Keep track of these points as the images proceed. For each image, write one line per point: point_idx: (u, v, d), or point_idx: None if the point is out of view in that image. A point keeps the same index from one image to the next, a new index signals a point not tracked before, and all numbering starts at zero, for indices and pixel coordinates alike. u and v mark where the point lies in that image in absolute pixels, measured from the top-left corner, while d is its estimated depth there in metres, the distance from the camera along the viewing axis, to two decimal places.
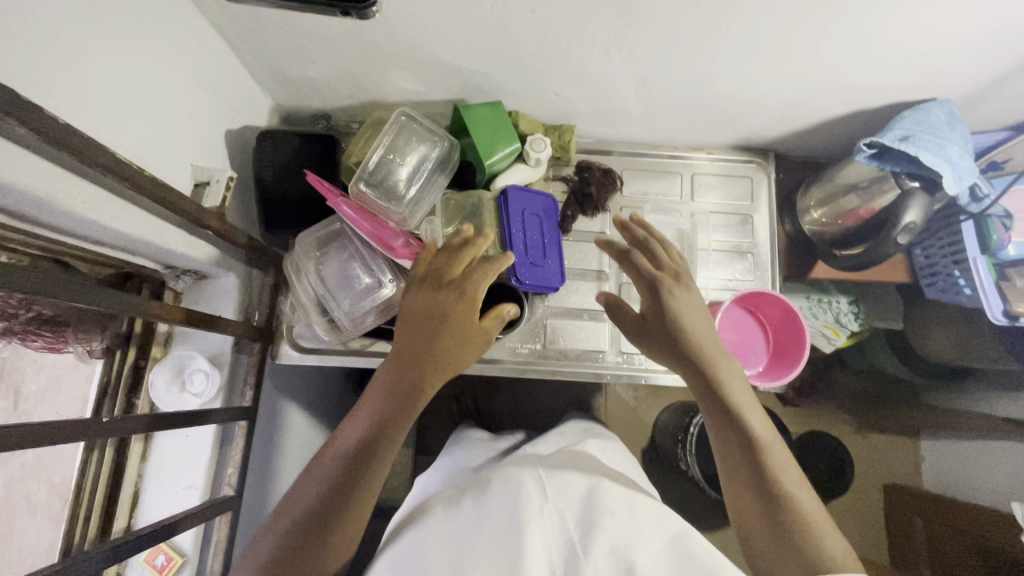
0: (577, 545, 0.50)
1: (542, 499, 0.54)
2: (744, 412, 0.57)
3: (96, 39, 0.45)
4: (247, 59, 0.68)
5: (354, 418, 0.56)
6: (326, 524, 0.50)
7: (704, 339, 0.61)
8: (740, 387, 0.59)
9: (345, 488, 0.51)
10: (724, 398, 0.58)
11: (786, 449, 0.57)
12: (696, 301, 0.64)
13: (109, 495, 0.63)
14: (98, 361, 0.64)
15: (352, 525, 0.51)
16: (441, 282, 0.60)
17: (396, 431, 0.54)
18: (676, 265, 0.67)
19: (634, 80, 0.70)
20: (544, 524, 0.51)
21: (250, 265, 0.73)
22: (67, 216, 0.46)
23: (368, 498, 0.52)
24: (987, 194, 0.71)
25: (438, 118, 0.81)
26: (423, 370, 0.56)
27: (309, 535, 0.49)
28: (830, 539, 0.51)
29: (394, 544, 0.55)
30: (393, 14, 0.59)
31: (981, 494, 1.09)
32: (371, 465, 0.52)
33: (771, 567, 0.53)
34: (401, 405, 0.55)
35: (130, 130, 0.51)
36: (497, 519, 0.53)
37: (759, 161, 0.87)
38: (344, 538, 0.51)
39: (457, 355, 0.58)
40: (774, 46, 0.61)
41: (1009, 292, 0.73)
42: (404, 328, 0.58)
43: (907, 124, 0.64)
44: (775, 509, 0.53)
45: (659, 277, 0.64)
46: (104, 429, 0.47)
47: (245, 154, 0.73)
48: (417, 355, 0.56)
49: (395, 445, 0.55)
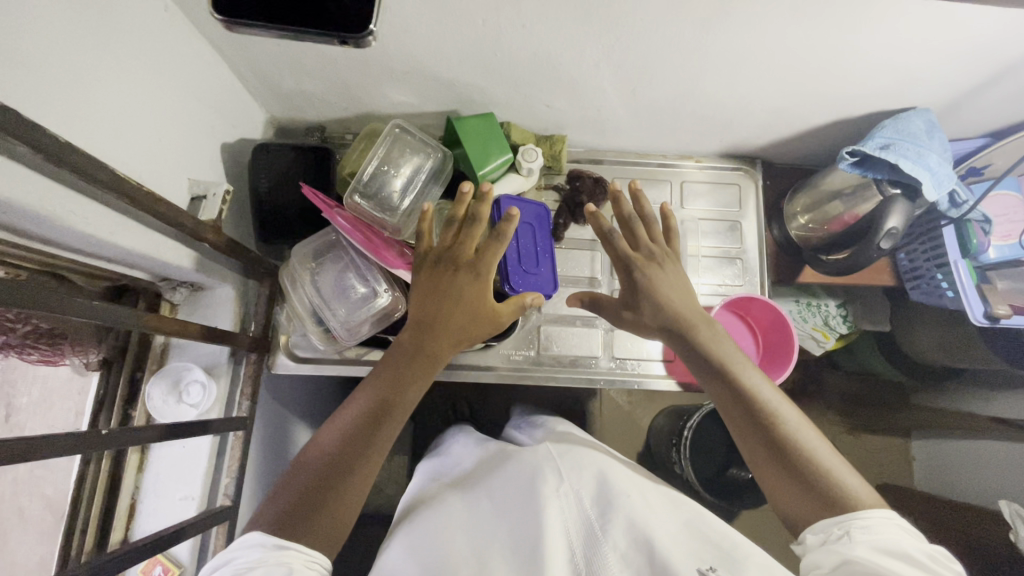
0: (595, 523, 0.51)
1: (559, 480, 0.56)
2: (736, 370, 0.61)
3: (94, 58, 0.46)
4: (243, 73, 0.69)
5: (368, 384, 0.61)
6: (340, 474, 0.54)
7: (685, 311, 0.66)
8: (728, 349, 0.64)
9: (358, 442, 0.56)
10: (713, 359, 0.62)
11: (786, 399, 0.60)
12: (672, 278, 0.67)
13: (106, 507, 0.64)
14: (93, 374, 0.65)
15: (362, 478, 0.56)
16: (455, 262, 0.64)
17: (408, 393, 0.60)
18: (658, 243, 0.69)
19: (623, 92, 0.71)
20: (562, 503, 0.53)
21: (246, 276, 0.73)
22: (65, 231, 0.46)
23: (380, 452, 0.57)
24: (966, 200, 0.73)
25: (432, 129, 0.82)
26: (433, 337, 0.62)
27: (324, 485, 0.54)
28: (841, 475, 0.53)
29: (412, 528, 0.56)
30: (387, 30, 0.60)
31: (971, 492, 1.11)
32: (385, 422, 0.58)
33: (800, 513, 0.54)
34: (409, 366, 0.60)
35: (128, 145, 0.51)
36: (518, 505, 0.54)
37: (747, 168, 0.89)
38: (354, 491, 0.55)
39: (461, 325, 0.63)
40: (758, 59, 0.62)
41: (990, 295, 0.75)
42: (415, 300, 0.63)
43: (888, 132, 0.66)
44: (783, 452, 0.55)
45: (634, 259, 0.68)
46: (101, 442, 0.48)
47: (241, 166, 0.74)
48: (427, 324, 0.62)
49: (407, 406, 0.60)
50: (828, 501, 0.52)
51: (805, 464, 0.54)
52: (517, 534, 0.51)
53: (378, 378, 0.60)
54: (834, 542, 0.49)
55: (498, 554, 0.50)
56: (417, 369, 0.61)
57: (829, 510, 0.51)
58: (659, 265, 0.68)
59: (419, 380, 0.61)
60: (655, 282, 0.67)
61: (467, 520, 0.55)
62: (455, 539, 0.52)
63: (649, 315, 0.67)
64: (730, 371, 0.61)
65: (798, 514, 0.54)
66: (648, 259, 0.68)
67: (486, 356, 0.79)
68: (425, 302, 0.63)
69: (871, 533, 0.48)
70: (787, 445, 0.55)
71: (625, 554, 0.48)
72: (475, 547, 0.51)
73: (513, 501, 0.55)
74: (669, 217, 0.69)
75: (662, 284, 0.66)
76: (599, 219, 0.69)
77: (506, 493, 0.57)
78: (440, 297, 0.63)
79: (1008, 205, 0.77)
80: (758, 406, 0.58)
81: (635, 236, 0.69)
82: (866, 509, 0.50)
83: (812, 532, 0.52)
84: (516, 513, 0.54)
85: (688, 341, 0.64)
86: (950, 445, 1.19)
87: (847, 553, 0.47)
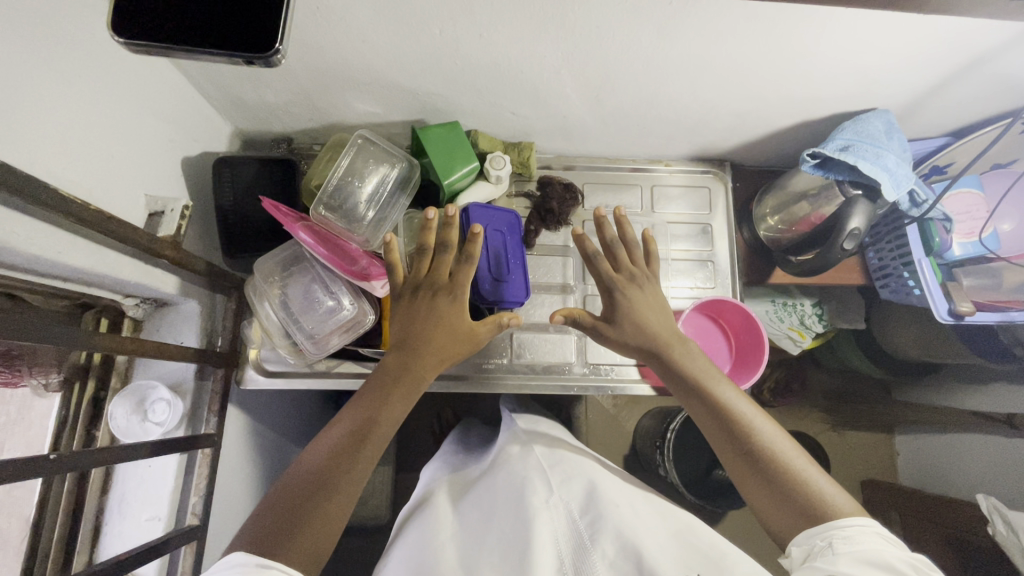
0: (584, 535, 0.49)
1: (548, 492, 0.54)
2: (715, 386, 0.61)
3: (38, 76, 0.45)
4: (204, 87, 0.68)
5: (349, 406, 0.60)
6: (322, 493, 0.53)
7: (663, 328, 0.66)
8: (706, 365, 0.64)
9: (339, 461, 0.55)
10: (692, 376, 0.63)
11: (766, 414, 0.60)
12: (650, 298, 0.68)
13: (69, 531, 0.62)
14: (54, 395, 0.62)
15: (345, 496, 0.54)
16: (433, 287, 0.64)
17: (390, 414, 0.59)
18: (636, 265, 0.70)
19: (587, 97, 0.71)
20: (551, 515, 0.51)
21: (213, 291, 0.73)
22: (9, 252, 0.45)
23: (363, 471, 0.56)
24: (926, 199, 0.74)
25: (398, 138, 0.82)
26: (413, 356, 0.62)
27: (305, 505, 0.52)
28: (823, 487, 0.53)
29: (398, 549, 0.54)
30: (344, 41, 0.60)
31: (956, 486, 1.11)
32: (367, 442, 0.57)
33: (782, 530, 0.53)
34: (393, 385, 0.60)
35: (77, 163, 0.50)
36: (505, 515, 0.52)
37: (717, 170, 0.90)
38: (336, 508, 0.53)
39: (443, 346, 0.63)
40: (718, 63, 0.63)
41: (954, 292, 0.76)
42: (399, 322, 0.64)
43: (847, 134, 0.67)
44: (765, 465, 0.55)
45: (613, 279, 0.68)
46: (59, 466, 0.46)
47: (203, 180, 0.74)
48: (405, 344, 0.62)
49: (390, 425, 0.59)
50: (811, 512, 0.51)
51: (785, 477, 0.54)
52: (504, 543, 0.49)
53: (358, 400, 0.60)
54: (817, 555, 0.48)
55: (485, 563, 0.48)
56: (398, 388, 0.60)
57: (813, 521, 0.51)
58: (639, 288, 0.68)
59: (402, 398, 0.60)
60: (634, 305, 0.67)
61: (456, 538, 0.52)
62: (442, 551, 0.49)
63: (628, 334, 0.66)
64: (707, 388, 0.61)
65: (782, 528, 0.53)
66: (628, 280, 0.69)
67: (458, 365, 0.79)
68: (406, 325, 0.63)
69: (852, 543, 0.47)
70: (768, 457, 0.55)
71: (613, 561, 0.46)
72: (462, 560, 0.49)
73: (501, 513, 0.53)
74: (650, 242, 0.71)
75: (641, 306, 0.67)
76: (585, 242, 0.69)
77: (493, 508, 0.55)
78: (418, 320, 0.63)
79: (972, 202, 0.78)
80: (736, 422, 0.58)
81: (615, 258, 0.70)
82: (844, 518, 0.50)
83: (795, 545, 0.51)
84: (501, 528, 0.51)
85: (665, 360, 0.65)
86: (932, 439, 1.20)
87: (826, 565, 0.45)
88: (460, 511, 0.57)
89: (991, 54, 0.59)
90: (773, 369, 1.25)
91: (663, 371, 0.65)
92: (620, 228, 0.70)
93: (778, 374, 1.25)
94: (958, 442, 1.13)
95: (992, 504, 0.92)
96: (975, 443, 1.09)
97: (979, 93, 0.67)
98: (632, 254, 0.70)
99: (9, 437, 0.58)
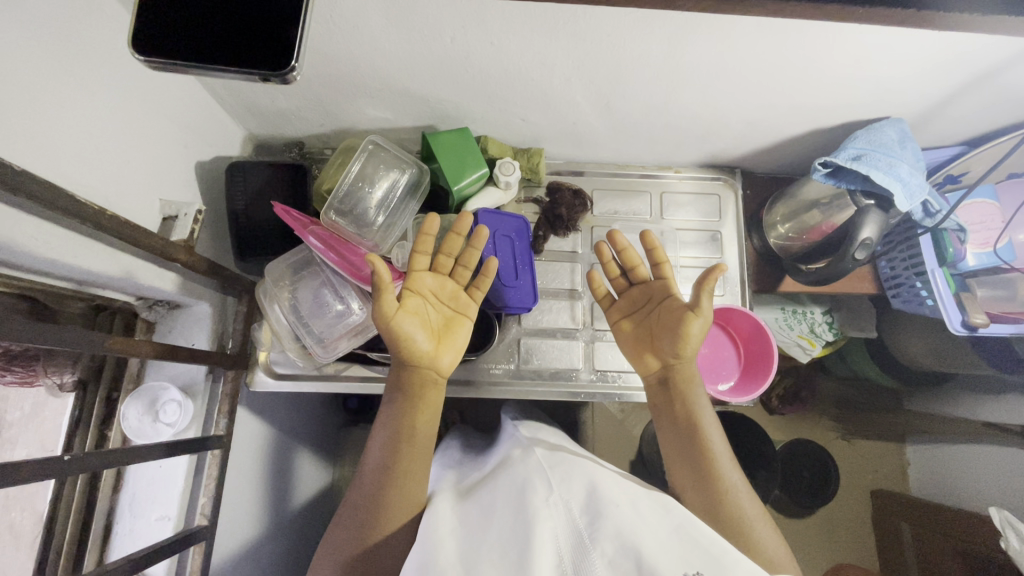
0: (584, 532, 0.48)
1: (548, 490, 0.53)
2: (700, 412, 0.64)
3: (57, 88, 0.47)
4: (220, 93, 0.70)
5: (376, 426, 0.63)
6: (381, 498, 0.57)
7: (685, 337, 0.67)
8: (700, 389, 0.66)
9: (387, 484, 0.58)
10: (686, 397, 0.65)
11: (729, 449, 0.62)
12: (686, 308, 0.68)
13: (81, 529, 0.64)
14: (69, 395, 0.64)
15: (403, 515, 0.57)
16: (450, 280, 0.70)
17: (419, 429, 0.61)
18: (668, 277, 0.71)
19: (598, 105, 0.72)
20: (552, 513, 0.50)
21: (223, 294, 0.74)
22: (29, 256, 0.46)
23: (419, 472, 0.59)
24: (940, 210, 0.73)
25: (409, 143, 0.83)
26: (411, 371, 0.63)
27: (372, 509, 0.57)
28: (764, 537, 0.56)
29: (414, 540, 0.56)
30: (356, 48, 0.60)
31: (967, 497, 1.08)
32: (407, 446, 0.60)
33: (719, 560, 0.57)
34: (415, 393, 0.62)
35: (92, 168, 0.51)
36: (505, 513, 0.52)
37: (727, 177, 0.90)
38: (400, 509, 0.57)
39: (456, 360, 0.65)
40: (725, 73, 0.63)
41: (968, 302, 0.76)
42: None
43: (860, 143, 0.67)
44: (719, 500, 0.58)
45: (659, 283, 0.71)
46: (74, 468, 0.47)
47: (217, 184, 0.75)
48: (400, 361, 0.63)
49: (427, 429, 0.62)
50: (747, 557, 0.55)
51: (733, 518, 0.57)
52: (503, 541, 0.49)
53: (383, 418, 0.62)
54: None
55: (485, 559, 0.47)
56: (420, 405, 0.62)
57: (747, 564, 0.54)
58: (691, 311, 0.65)
59: (428, 413, 0.62)
60: (678, 324, 0.65)
61: (457, 533, 0.52)
62: (441, 549, 0.49)
63: (660, 355, 0.67)
64: (695, 419, 0.63)
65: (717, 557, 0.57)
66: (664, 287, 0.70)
67: (464, 370, 0.79)
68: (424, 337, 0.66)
69: None
70: (725, 494, 0.58)
71: (612, 560, 0.45)
72: (461, 557, 0.49)
73: (502, 510, 0.53)
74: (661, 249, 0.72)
75: (686, 324, 0.64)
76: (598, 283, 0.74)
77: (495, 504, 0.54)
78: (387, 338, 0.61)
79: (986, 212, 0.78)
80: (706, 453, 0.61)
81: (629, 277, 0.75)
82: None
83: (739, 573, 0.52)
84: (502, 523, 0.51)
85: (673, 388, 0.66)
86: (942, 449, 1.17)
87: None
88: (460, 508, 0.57)
89: (1007, 64, 0.59)
90: (782, 376, 1.24)
91: (659, 397, 0.67)
92: (627, 257, 0.74)
93: (789, 381, 1.23)
94: (971, 454, 1.10)
95: (1005, 518, 0.89)
96: (989, 454, 1.06)
97: (994, 102, 0.66)
98: (662, 264, 0.71)
99: (22, 434, 0.61)
